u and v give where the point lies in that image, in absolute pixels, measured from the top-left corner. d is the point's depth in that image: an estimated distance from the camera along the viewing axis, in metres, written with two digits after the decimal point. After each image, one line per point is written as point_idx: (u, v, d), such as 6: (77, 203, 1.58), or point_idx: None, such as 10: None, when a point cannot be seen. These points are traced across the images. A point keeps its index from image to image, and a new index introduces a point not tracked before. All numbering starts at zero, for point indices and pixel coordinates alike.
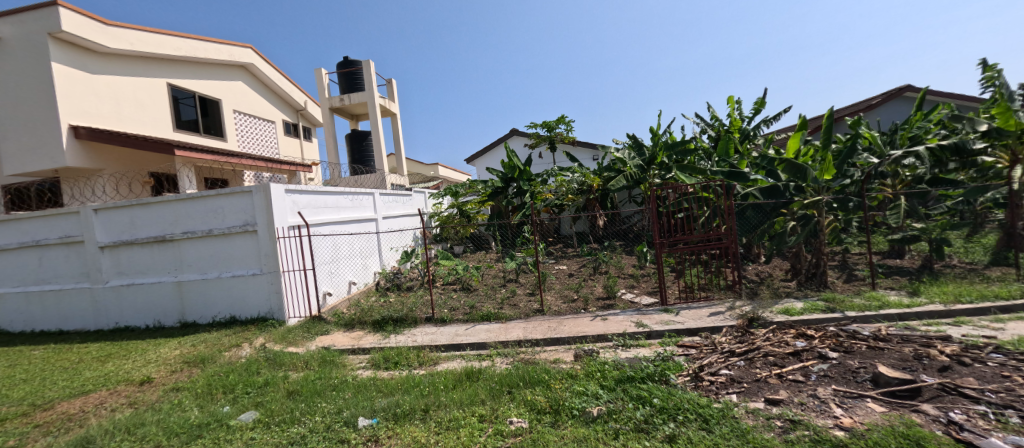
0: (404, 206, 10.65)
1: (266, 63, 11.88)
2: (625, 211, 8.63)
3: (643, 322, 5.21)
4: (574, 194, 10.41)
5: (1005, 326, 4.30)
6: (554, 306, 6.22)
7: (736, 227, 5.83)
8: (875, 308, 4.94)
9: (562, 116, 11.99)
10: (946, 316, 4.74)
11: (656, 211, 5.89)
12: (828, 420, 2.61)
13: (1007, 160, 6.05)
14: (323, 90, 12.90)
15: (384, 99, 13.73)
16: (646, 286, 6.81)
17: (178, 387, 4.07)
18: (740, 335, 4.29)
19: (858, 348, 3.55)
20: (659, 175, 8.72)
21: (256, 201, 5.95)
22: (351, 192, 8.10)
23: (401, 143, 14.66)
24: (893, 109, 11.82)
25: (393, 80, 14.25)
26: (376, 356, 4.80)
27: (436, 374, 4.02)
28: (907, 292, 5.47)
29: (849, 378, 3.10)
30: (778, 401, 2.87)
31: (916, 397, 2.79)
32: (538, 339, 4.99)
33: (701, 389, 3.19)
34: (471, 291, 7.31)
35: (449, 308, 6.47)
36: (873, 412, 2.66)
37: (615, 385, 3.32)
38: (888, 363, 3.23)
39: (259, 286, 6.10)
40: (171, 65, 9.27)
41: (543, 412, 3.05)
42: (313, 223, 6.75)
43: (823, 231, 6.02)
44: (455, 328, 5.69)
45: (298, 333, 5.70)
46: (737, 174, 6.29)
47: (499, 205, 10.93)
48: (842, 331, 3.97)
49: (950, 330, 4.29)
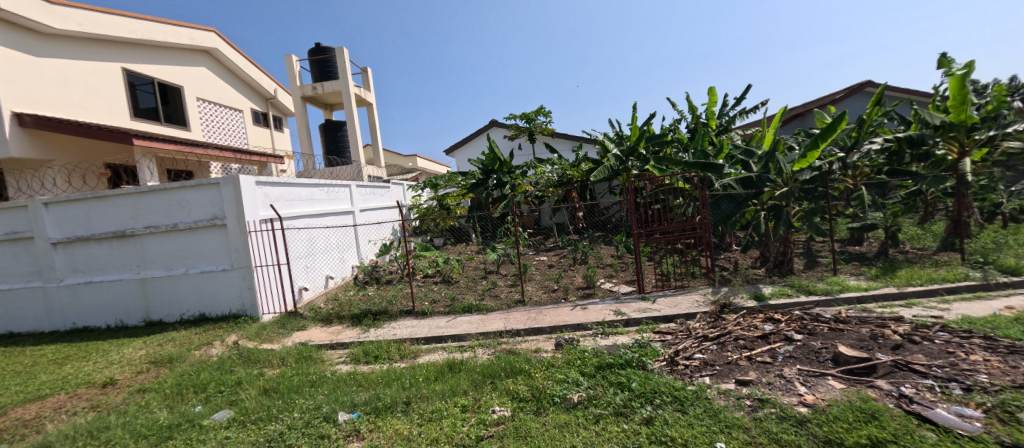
0: (382, 198, 10.47)
1: (231, 48, 11.38)
2: (605, 201, 8.64)
3: (622, 311, 5.33)
4: (554, 186, 10.47)
5: (951, 306, 4.65)
6: (535, 296, 6.31)
7: (711, 218, 6.02)
8: (837, 292, 5.25)
9: (542, 107, 12.07)
10: (900, 298, 5.07)
11: (633, 202, 5.89)
12: (793, 398, 2.77)
13: (955, 152, 6.52)
14: (294, 77, 12.44)
15: (359, 88, 13.38)
16: (625, 275, 6.98)
17: (144, 388, 3.92)
18: (714, 321, 4.46)
19: (820, 330, 3.76)
20: (637, 166, 8.73)
21: (225, 193, 5.74)
22: (327, 184, 7.89)
23: (377, 134, 14.39)
24: (854, 104, 12.39)
25: (368, 68, 13.97)
26: (356, 350, 4.74)
27: (418, 366, 4.01)
28: (866, 277, 5.80)
29: (812, 358, 3.30)
30: (747, 382, 3.03)
31: (871, 373, 3.01)
32: (519, 330, 5.05)
33: (677, 373, 3.32)
34: (452, 283, 7.29)
35: (429, 301, 6.44)
36: (833, 389, 2.85)
37: (595, 371, 3.41)
38: (847, 343, 3.45)
39: (231, 282, 5.90)
40: (126, 48, 8.74)
41: (526, 400, 3.11)
42: (287, 217, 6.57)
43: (793, 220, 6.20)
44: (436, 321, 5.69)
45: (273, 329, 5.57)
46: (709, 166, 6.47)
47: (480, 197, 10.73)
48: (805, 314, 4.19)
49: (903, 311, 4.61)
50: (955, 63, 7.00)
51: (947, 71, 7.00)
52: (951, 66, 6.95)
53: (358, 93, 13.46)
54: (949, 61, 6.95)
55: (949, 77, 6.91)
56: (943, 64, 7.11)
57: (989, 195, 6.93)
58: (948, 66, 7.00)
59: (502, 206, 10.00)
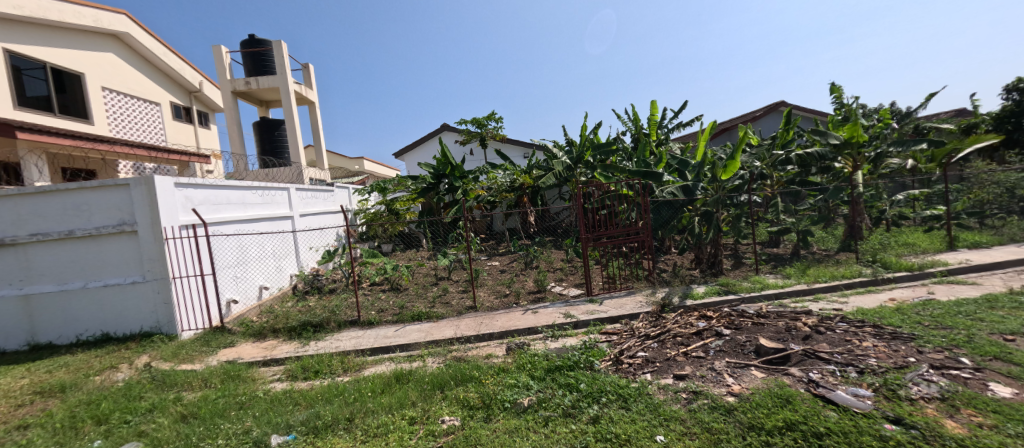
0: (325, 202, 10.04)
1: (146, 34, 10.39)
2: (556, 207, 8.93)
3: (571, 313, 5.56)
4: (506, 191, 10.54)
5: (849, 299, 5.36)
6: (487, 302, 6.38)
7: (652, 223, 6.47)
8: (759, 289, 5.85)
9: (493, 113, 12.20)
10: (809, 293, 5.75)
11: (582, 207, 6.13)
12: (722, 389, 3.09)
13: (850, 165, 7.52)
14: (223, 70, 11.58)
15: (300, 85, 12.72)
16: (574, 279, 7.26)
17: (26, 424, 3.44)
18: (655, 320, 4.80)
19: (745, 325, 4.19)
20: (585, 173, 9.09)
21: (135, 196, 5.25)
22: (262, 187, 7.44)
23: (319, 135, 13.76)
24: (770, 121, 13.74)
25: (309, 64, 13.34)
26: (293, 366, 4.55)
27: (362, 379, 3.94)
28: (782, 275, 6.51)
29: (738, 351, 3.67)
30: (684, 376, 3.31)
31: (786, 362, 3.41)
32: (470, 336, 5.10)
33: (621, 371, 3.56)
34: (401, 291, 7.17)
35: (376, 310, 6.31)
36: (755, 378, 3.20)
37: (545, 374, 3.56)
38: (768, 336, 3.87)
39: (142, 295, 5.40)
40: (11, 26, 7.70)
41: (476, 407, 3.18)
42: (213, 222, 6.13)
43: (721, 224, 6.81)
44: (384, 330, 5.59)
45: (194, 347, 5.17)
46: (650, 174, 6.91)
47: (431, 203, 10.75)
48: (733, 311, 4.64)
49: (812, 305, 5.24)
50: (843, 90, 8.07)
51: (839, 96, 8.02)
52: (841, 92, 7.99)
53: (298, 91, 12.77)
54: (839, 88, 7.99)
55: (840, 101, 7.94)
56: (834, 90, 8.15)
57: (877, 203, 8.04)
58: (838, 92, 8.04)
59: (454, 211, 9.98)
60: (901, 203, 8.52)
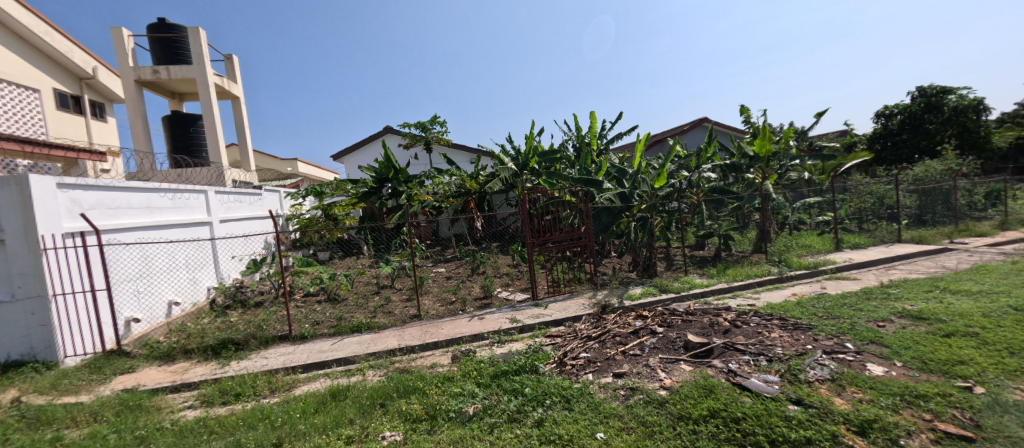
0: (250, 207, 9.35)
1: (24, 13, 9.44)
2: (503, 213, 9.07)
3: (517, 318, 5.75)
4: (453, 196, 10.48)
5: (761, 296, 6.09)
6: (432, 310, 6.38)
7: (593, 228, 6.88)
8: (688, 289, 6.44)
9: (437, 117, 12.13)
10: (729, 291, 6.43)
11: (527, 214, 6.34)
12: (656, 383, 3.41)
13: (761, 176, 8.48)
14: (126, 56, 10.36)
15: (221, 78, 11.73)
16: (520, 284, 7.47)
17: None
18: (596, 321, 5.12)
19: (676, 322, 4.62)
20: (531, 180, 9.35)
21: (4, 199, 4.60)
22: (173, 190, 6.79)
23: (244, 132, 12.78)
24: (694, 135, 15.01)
25: (233, 55, 12.38)
26: (209, 391, 4.24)
27: (292, 399, 3.81)
28: (707, 275, 7.21)
29: (669, 347, 4.05)
30: (622, 374, 3.60)
31: (710, 355, 3.84)
32: (414, 345, 5.09)
33: (564, 373, 3.78)
34: (339, 302, 6.94)
35: (310, 322, 6.08)
36: (684, 371, 3.57)
37: (491, 380, 3.69)
38: (695, 331, 4.31)
39: (12, 316, 4.76)
40: None
41: (419, 420, 3.22)
42: (110, 230, 5.51)
43: (654, 230, 7.42)
44: (319, 345, 5.41)
45: (79, 376, 4.60)
46: (591, 182, 7.32)
47: (372, 208, 10.61)
48: (665, 309, 5.07)
49: (731, 301, 5.89)
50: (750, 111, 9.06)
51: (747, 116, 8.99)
52: (749, 113, 8.96)
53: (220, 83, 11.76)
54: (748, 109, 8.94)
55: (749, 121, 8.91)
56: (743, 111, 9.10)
57: (782, 210, 9.14)
58: (747, 113, 9.00)
59: (397, 217, 9.77)
60: (801, 210, 9.76)
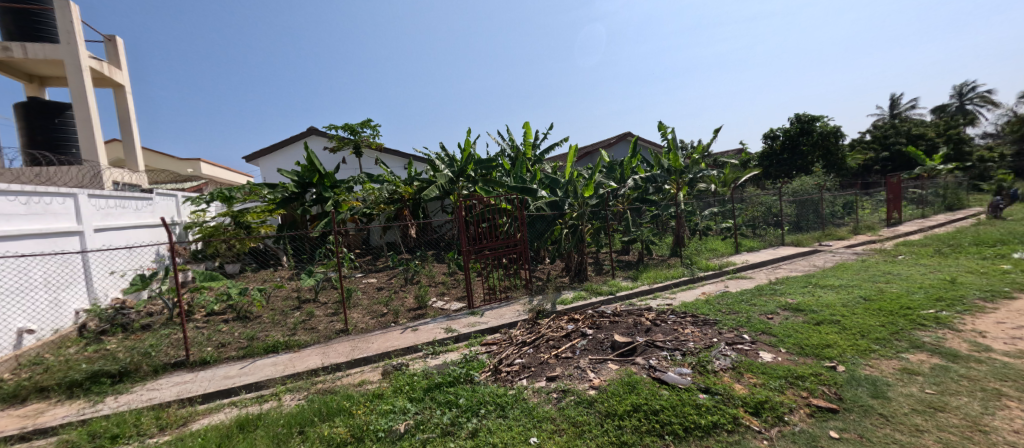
0: (135, 214, 8.04)
1: None
2: (436, 221, 8.97)
3: (452, 327, 5.78)
4: (384, 203, 9.98)
5: (676, 295, 6.77)
6: (360, 323, 6.16)
7: (528, 235, 7.14)
8: (614, 291, 6.95)
9: (368, 120, 11.69)
10: (650, 292, 7.05)
11: (464, 222, 6.34)
12: (585, 384, 3.68)
13: (676, 187, 9.42)
14: None
15: (99, 62, 10.18)
16: (455, 292, 7.49)
17: None
18: (530, 327, 5.34)
19: (604, 324, 4.99)
20: (467, 187, 9.40)
21: None
22: (30, 191, 5.55)
23: (129, 126, 11.21)
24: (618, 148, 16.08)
25: (116, 37, 10.83)
26: (72, 435, 3.62)
27: (192, 434, 3.47)
28: (630, 278, 7.84)
29: (598, 348, 4.37)
30: (554, 377, 3.82)
31: (632, 353, 4.22)
32: (340, 363, 4.90)
33: (499, 380, 3.92)
34: (251, 320, 6.41)
35: (213, 345, 5.56)
36: (610, 370, 3.89)
37: (423, 394, 3.71)
38: (620, 332, 4.70)
39: None
40: None
41: (344, 444, 3.12)
42: None
43: (584, 237, 7.83)
44: (223, 370, 4.97)
45: None
46: (526, 190, 7.56)
47: (293, 214, 10.00)
48: (594, 312, 5.45)
49: (653, 302, 6.48)
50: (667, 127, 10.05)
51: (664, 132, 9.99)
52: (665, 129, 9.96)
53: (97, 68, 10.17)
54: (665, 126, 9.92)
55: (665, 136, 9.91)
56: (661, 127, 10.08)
57: (693, 217, 10.19)
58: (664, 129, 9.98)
59: (323, 225, 9.19)
60: (708, 218, 10.96)
